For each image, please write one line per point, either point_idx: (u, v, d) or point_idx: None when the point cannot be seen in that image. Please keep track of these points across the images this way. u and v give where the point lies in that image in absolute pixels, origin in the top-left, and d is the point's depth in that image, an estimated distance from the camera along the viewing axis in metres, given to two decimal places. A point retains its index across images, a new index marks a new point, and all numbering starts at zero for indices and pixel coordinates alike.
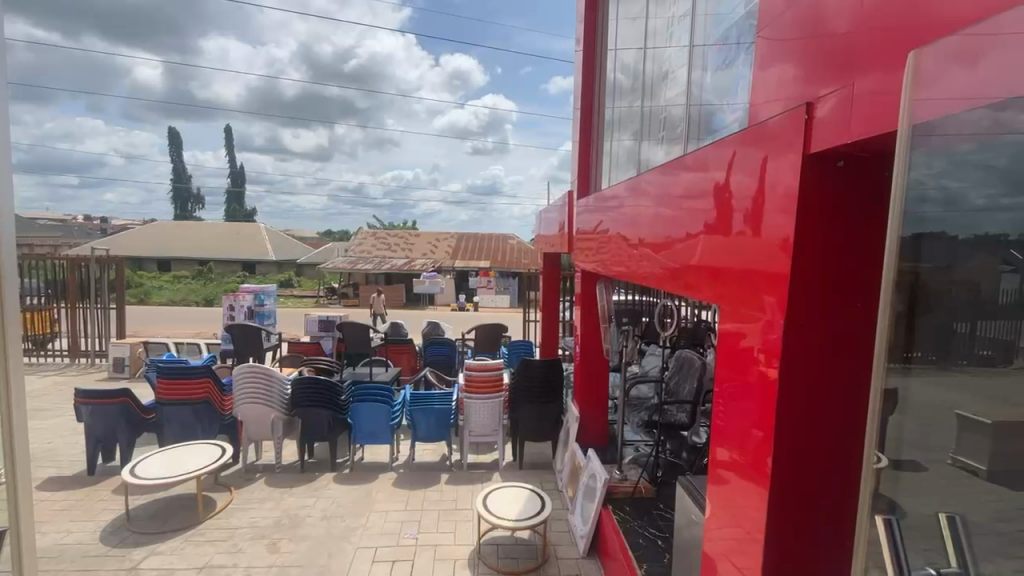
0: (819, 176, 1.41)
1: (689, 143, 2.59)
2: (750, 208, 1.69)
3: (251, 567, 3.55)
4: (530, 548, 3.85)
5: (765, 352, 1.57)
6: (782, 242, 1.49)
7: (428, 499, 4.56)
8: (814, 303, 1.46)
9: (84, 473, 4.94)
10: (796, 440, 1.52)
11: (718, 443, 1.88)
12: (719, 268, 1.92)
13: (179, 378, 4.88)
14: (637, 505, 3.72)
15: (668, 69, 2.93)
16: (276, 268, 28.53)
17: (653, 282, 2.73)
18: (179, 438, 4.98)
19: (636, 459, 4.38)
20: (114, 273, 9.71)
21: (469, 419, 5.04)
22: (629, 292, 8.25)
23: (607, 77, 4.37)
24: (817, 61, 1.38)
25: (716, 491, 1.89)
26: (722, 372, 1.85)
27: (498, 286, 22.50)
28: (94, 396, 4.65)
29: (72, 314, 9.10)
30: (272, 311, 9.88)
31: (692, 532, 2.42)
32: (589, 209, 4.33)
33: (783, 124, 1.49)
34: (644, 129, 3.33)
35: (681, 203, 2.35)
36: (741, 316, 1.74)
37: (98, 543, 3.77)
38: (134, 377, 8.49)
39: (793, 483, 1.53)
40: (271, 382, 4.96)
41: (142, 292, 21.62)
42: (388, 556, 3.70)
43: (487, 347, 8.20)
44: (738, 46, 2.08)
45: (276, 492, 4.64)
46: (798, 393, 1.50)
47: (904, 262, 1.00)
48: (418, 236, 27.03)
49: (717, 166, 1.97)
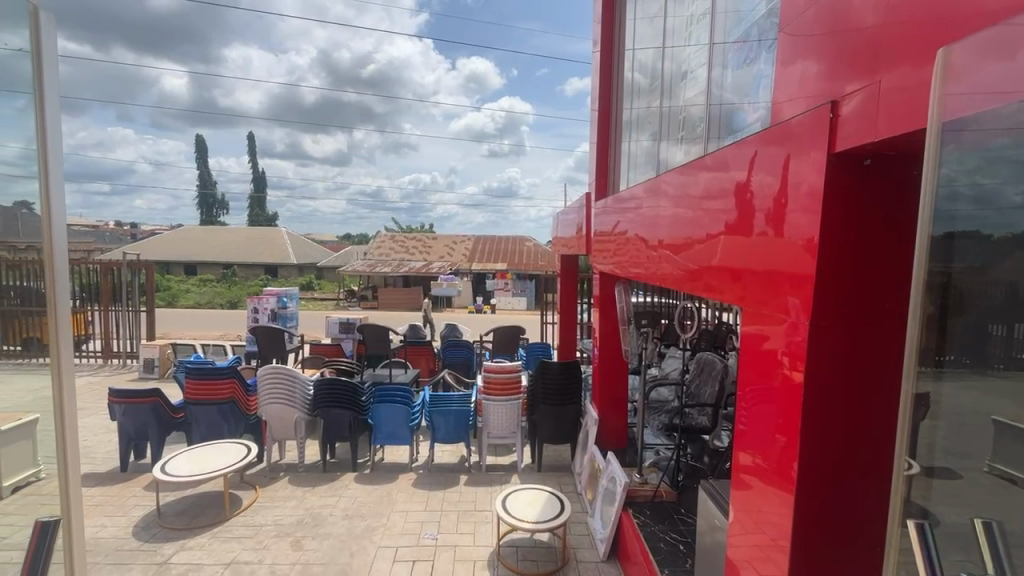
0: (844, 175, 1.39)
1: (709, 142, 2.57)
2: (773, 208, 1.68)
3: (275, 564, 3.63)
4: (550, 551, 3.84)
5: (789, 354, 1.55)
6: (806, 243, 1.47)
7: (447, 500, 4.60)
8: (839, 304, 1.43)
9: (116, 470, 5.12)
10: (821, 445, 1.49)
11: (741, 448, 1.85)
12: (740, 269, 1.90)
13: (206, 379, 5.02)
14: (657, 508, 3.69)
15: (687, 68, 2.91)
16: (297, 271, 29.15)
17: (672, 283, 2.71)
18: (206, 437, 5.13)
19: (655, 463, 4.36)
20: (143, 278, 10.10)
21: (487, 421, 5.11)
22: (648, 293, 8.18)
23: (624, 77, 4.36)
24: (842, 57, 1.36)
25: (739, 497, 1.86)
26: (744, 375, 1.83)
27: (516, 288, 22.87)
28: (126, 396, 4.81)
29: (104, 318, 9.48)
30: (294, 313, 10.07)
31: (715, 536, 2.40)
32: (606, 210, 4.34)
33: (807, 122, 1.47)
34: (663, 129, 3.31)
35: (700, 204, 2.34)
36: (763, 318, 1.72)
37: (130, 538, 3.90)
38: (162, 377, 8.78)
39: (821, 490, 1.50)
40: (294, 382, 5.07)
41: (170, 295, 22.51)
42: (408, 555, 3.75)
43: (505, 349, 8.23)
44: (759, 44, 2.07)
45: (299, 491, 4.74)
46: (826, 398, 1.47)
47: (934, 263, 0.99)
48: (436, 239, 27.31)
49: (737, 166, 1.96)
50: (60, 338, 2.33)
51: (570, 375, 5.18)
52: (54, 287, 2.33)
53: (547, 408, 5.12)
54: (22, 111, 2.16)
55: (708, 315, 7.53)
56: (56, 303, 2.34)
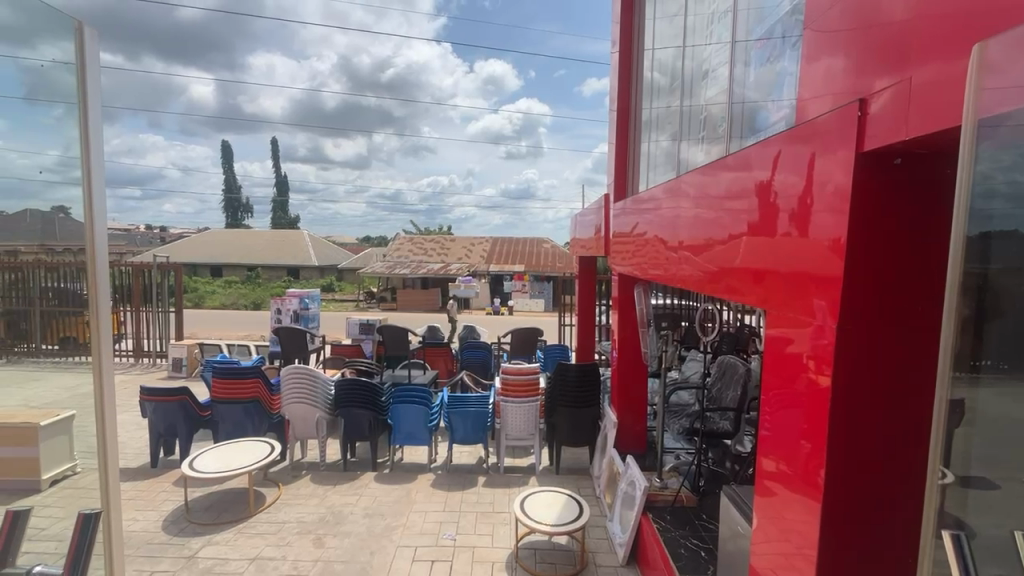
0: (874, 174, 1.35)
1: (731, 141, 2.53)
2: (797, 209, 1.65)
3: (298, 560, 3.70)
4: (568, 554, 3.82)
5: (815, 358, 1.51)
6: (833, 244, 1.44)
7: (465, 501, 4.62)
8: (868, 306, 1.39)
9: (147, 465, 5.30)
10: (849, 451, 1.45)
11: (764, 453, 1.82)
12: (763, 270, 1.87)
13: (232, 378, 5.15)
14: (678, 514, 3.63)
15: (708, 68, 2.87)
16: (318, 273, 29.72)
17: (692, 285, 2.68)
18: (231, 434, 5.26)
19: (676, 467, 4.30)
20: (173, 280, 10.44)
21: (506, 422, 5.11)
22: (667, 295, 8.08)
23: (643, 77, 4.32)
24: (871, 52, 1.32)
25: (762, 504, 1.83)
26: (768, 379, 1.80)
27: (533, 290, 22.90)
28: (156, 394, 4.97)
29: (136, 318, 9.83)
30: (316, 314, 10.27)
31: (737, 543, 2.36)
32: (625, 212, 4.30)
33: (833, 120, 1.44)
34: (683, 129, 3.27)
35: (722, 204, 2.31)
36: (787, 321, 1.69)
37: (160, 532, 4.03)
38: (190, 376, 9.06)
39: (849, 498, 1.46)
40: (316, 382, 5.17)
41: (197, 296, 23.20)
42: (427, 555, 3.77)
43: (523, 350, 8.24)
44: (784, 41, 2.03)
45: (320, 489, 4.82)
46: (854, 403, 1.43)
47: (970, 264, 0.96)
48: (453, 241, 27.56)
49: (760, 165, 1.93)
50: (101, 338, 2.48)
51: (589, 378, 5.14)
52: (96, 291, 2.44)
53: (565, 410, 5.10)
54: (60, 120, 2.23)
55: (730, 317, 7.40)
56: (98, 305, 2.47)
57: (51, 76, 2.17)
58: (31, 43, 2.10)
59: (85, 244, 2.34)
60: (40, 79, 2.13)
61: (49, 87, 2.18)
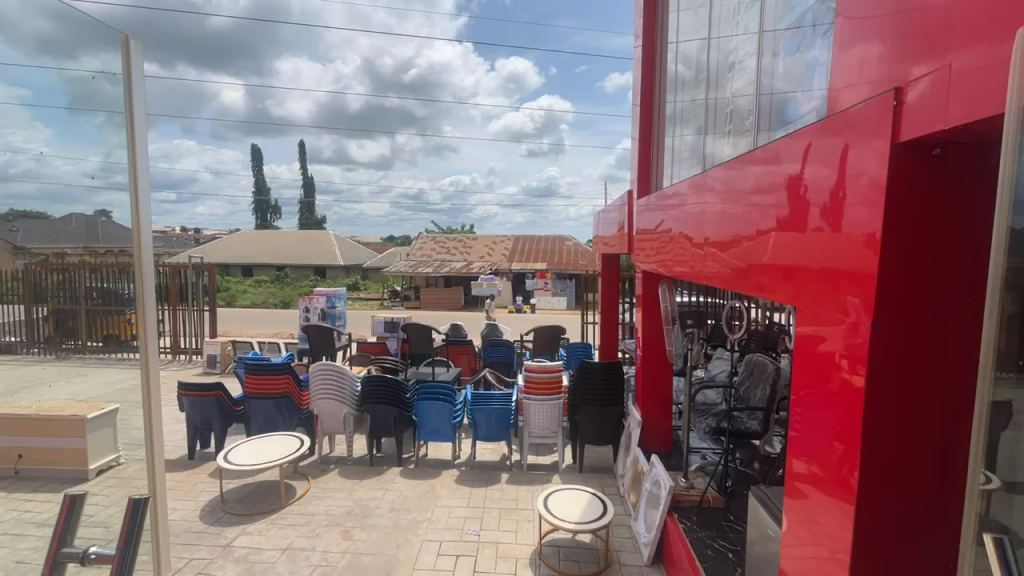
0: (911, 165, 1.30)
1: (759, 134, 2.47)
2: (830, 203, 1.60)
3: (327, 551, 3.80)
4: (592, 552, 3.81)
5: (849, 357, 1.47)
6: (868, 239, 1.40)
7: (489, 497, 4.66)
8: (905, 303, 1.34)
9: (185, 457, 5.54)
10: (886, 454, 1.40)
11: (794, 455, 1.78)
12: (794, 267, 1.82)
13: (264, 374, 5.32)
14: (704, 515, 3.58)
15: (734, 59, 2.81)
16: (344, 272, 30.33)
17: (719, 282, 2.64)
18: (263, 428, 5.44)
19: (702, 467, 4.23)
20: (206, 279, 10.83)
21: (529, 420, 5.12)
22: (692, 292, 7.95)
23: (667, 70, 4.26)
24: (909, 38, 1.28)
25: (793, 506, 1.79)
26: (798, 378, 1.75)
27: (556, 288, 22.84)
28: (193, 388, 5.18)
29: (173, 316, 10.25)
30: (342, 312, 10.48)
31: (767, 546, 2.31)
32: (649, 208, 4.25)
33: (868, 110, 1.39)
34: (709, 123, 3.21)
35: (749, 199, 2.26)
36: (819, 318, 1.64)
37: (198, 521, 4.21)
38: (223, 373, 9.40)
39: (884, 501, 1.42)
40: (343, 379, 5.29)
41: (229, 296, 24.00)
42: (452, 550, 3.82)
43: (546, 348, 8.23)
44: (814, 29, 1.97)
45: (348, 483, 4.94)
46: (892, 403, 1.38)
47: (1016, 258, 0.91)
48: (476, 239, 27.71)
49: (790, 159, 1.87)
50: (148, 335, 2.97)
51: (612, 376, 5.11)
52: (141, 291, 2.93)
53: (588, 409, 5.07)
54: (99, 127, 2.59)
55: (758, 315, 7.22)
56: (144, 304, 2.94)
57: (90, 85, 2.50)
58: (73, 54, 2.38)
59: (131, 242, 2.94)
60: (82, 91, 2.46)
61: (87, 96, 2.49)
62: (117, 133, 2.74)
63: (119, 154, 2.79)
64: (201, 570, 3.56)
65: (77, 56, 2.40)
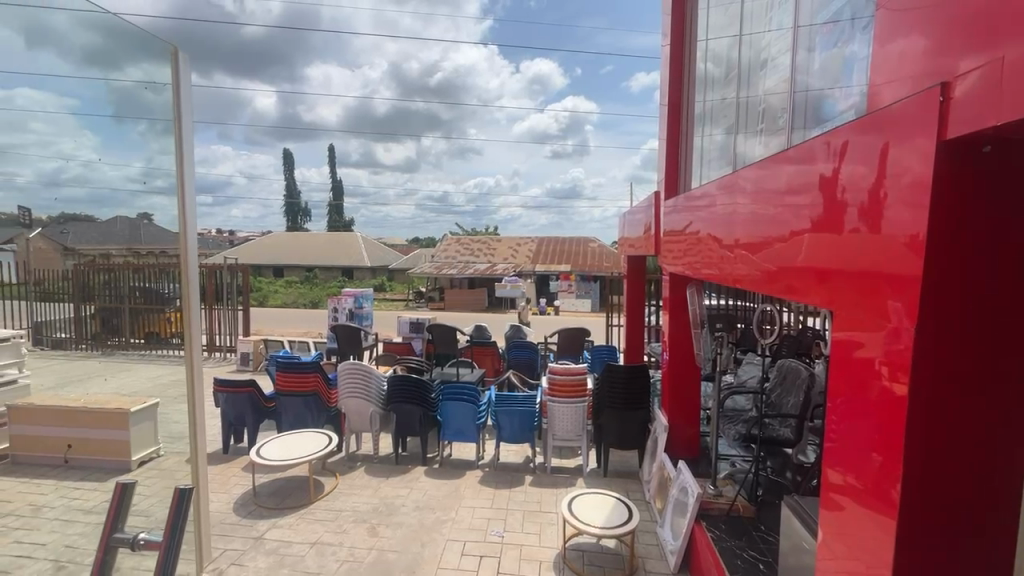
0: (958, 163, 1.24)
1: (793, 133, 2.39)
2: (868, 203, 1.54)
3: (354, 547, 3.87)
4: (617, 558, 3.77)
5: (888, 364, 1.41)
6: (910, 240, 1.34)
7: (513, 499, 4.66)
8: (952, 306, 1.28)
9: (219, 451, 5.75)
10: (929, 464, 1.34)
11: (829, 464, 1.71)
12: (830, 270, 1.76)
13: (294, 372, 5.47)
14: (733, 524, 3.49)
15: (767, 56, 2.74)
16: (371, 273, 30.88)
17: (749, 286, 2.57)
18: (293, 425, 5.59)
19: (731, 475, 4.12)
20: (240, 280, 11.21)
21: (553, 422, 5.10)
22: (721, 295, 7.76)
23: (696, 68, 4.18)
24: (956, 29, 1.21)
25: (828, 519, 1.72)
26: (834, 385, 1.69)
27: (580, 290, 22.66)
28: (228, 384, 5.37)
29: (209, 315, 10.65)
30: (369, 313, 10.68)
31: (801, 559, 2.24)
32: (677, 209, 4.17)
33: (909, 107, 1.34)
34: (739, 122, 3.13)
35: (781, 200, 2.20)
36: (856, 322, 1.58)
37: (232, 513, 4.37)
38: (255, 370, 9.70)
39: (931, 515, 1.35)
40: (369, 378, 5.39)
41: (261, 296, 24.77)
42: (476, 550, 3.84)
43: (570, 351, 8.18)
44: (853, 24, 1.90)
45: (374, 481, 5.03)
46: (936, 413, 1.32)
47: None
48: (500, 241, 27.79)
49: (825, 158, 1.82)
50: (192, 325, 3.03)
51: (638, 380, 5.03)
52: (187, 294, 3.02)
53: (613, 412, 5.02)
54: (142, 134, 2.79)
55: (791, 319, 7.00)
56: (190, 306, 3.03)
57: (134, 93, 2.71)
58: (118, 64, 2.60)
59: (178, 245, 3.12)
60: (125, 96, 2.67)
61: (131, 103, 2.72)
62: (158, 139, 2.90)
63: (160, 159, 2.94)
64: (235, 561, 3.68)
65: (122, 67, 2.63)
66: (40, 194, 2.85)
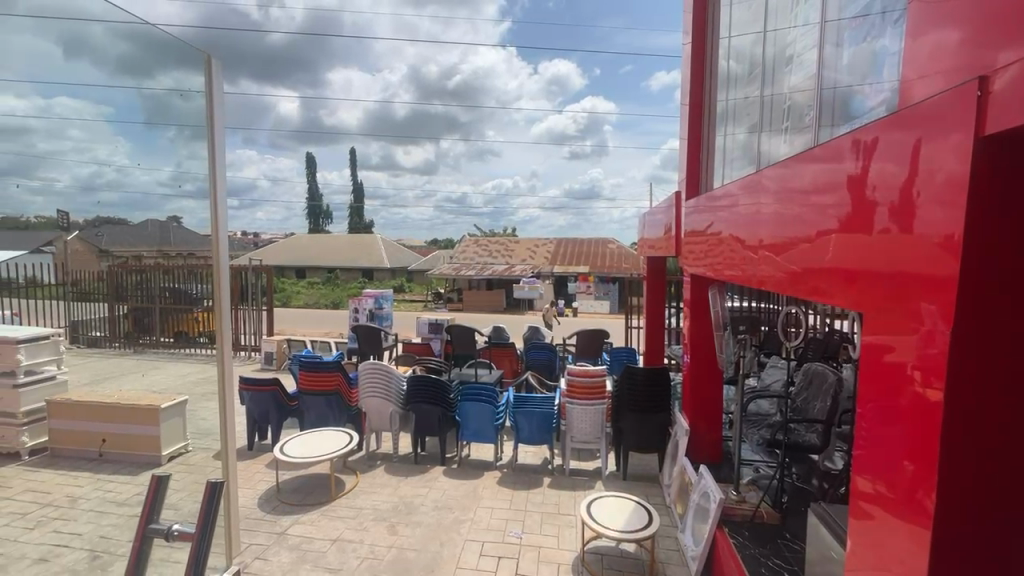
0: (995, 161, 1.19)
1: (820, 131, 2.33)
2: (899, 203, 1.49)
3: (374, 545, 3.93)
4: (637, 563, 3.74)
5: (921, 370, 1.36)
6: (944, 241, 1.29)
7: (531, 500, 4.66)
8: (989, 309, 1.23)
9: (244, 448, 5.90)
10: (965, 473, 1.29)
11: (858, 472, 1.66)
12: (859, 271, 1.71)
13: (316, 371, 5.58)
14: (757, 531, 3.41)
15: (792, 53, 2.68)
16: (390, 274, 31.23)
17: (773, 287, 2.52)
18: (315, 423, 5.70)
19: (755, 481, 4.03)
20: (265, 280, 11.49)
21: (571, 424, 5.08)
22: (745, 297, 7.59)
23: (718, 66, 4.12)
24: (993, 23, 1.17)
25: (856, 528, 1.67)
26: (863, 390, 1.64)
27: (599, 291, 22.45)
28: (253, 383, 5.51)
29: (234, 315, 10.93)
30: (388, 314, 10.80)
31: (828, 569, 2.18)
32: (698, 209, 4.11)
33: (944, 102, 1.29)
34: (763, 120, 3.06)
35: (807, 199, 2.15)
36: (886, 326, 1.53)
37: (256, 508, 4.48)
38: (278, 369, 9.92)
39: (969, 527, 1.30)
40: (389, 378, 5.45)
41: (284, 296, 25.30)
42: (494, 551, 3.85)
43: (588, 353, 8.12)
44: (884, 18, 1.84)
45: (394, 480, 5.09)
46: (972, 419, 1.27)
47: None
48: (518, 242, 27.76)
49: (853, 156, 1.77)
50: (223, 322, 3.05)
51: (658, 383, 4.96)
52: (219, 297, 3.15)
53: (633, 415, 4.96)
54: (172, 140, 3.03)
55: (817, 321, 6.81)
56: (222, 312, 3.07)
57: (164, 101, 2.90)
58: (150, 72, 2.79)
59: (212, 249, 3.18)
60: (155, 104, 2.87)
61: (161, 109, 2.91)
62: (187, 145, 3.08)
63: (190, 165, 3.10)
64: (259, 555, 3.77)
65: (155, 75, 2.82)
66: (79, 199, 2.92)
